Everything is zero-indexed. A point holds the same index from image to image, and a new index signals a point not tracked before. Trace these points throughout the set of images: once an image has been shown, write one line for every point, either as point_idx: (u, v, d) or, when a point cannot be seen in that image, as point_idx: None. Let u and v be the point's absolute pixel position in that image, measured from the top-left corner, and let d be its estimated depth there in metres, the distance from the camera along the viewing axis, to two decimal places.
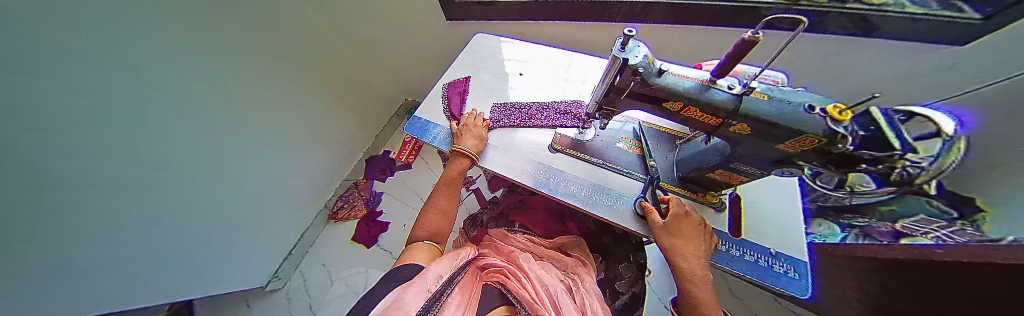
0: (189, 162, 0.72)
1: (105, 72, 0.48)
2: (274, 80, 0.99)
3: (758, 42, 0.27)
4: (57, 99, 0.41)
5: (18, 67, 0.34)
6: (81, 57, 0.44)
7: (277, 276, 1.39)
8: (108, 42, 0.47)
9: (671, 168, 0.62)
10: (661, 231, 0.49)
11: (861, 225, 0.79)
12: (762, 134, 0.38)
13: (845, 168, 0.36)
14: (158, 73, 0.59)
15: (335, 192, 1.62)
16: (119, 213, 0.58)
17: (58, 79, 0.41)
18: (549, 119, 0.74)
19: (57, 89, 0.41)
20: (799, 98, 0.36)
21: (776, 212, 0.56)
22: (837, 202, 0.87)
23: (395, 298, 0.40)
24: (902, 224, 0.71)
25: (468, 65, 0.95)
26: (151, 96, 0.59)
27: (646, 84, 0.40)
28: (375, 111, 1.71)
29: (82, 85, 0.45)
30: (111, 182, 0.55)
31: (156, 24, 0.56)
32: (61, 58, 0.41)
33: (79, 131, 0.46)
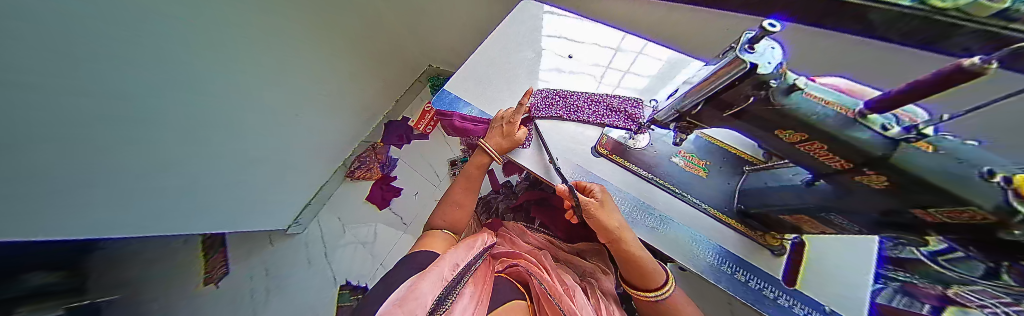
0: (189, 160, 0.71)
1: (103, 76, 0.43)
2: (295, 45, 0.88)
3: (951, 88, 0.18)
4: (37, 106, 0.37)
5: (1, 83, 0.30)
6: (80, 62, 0.39)
7: (296, 223, 1.48)
8: (110, 42, 0.41)
9: (730, 196, 0.55)
10: (610, 213, 0.49)
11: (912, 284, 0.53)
12: (904, 200, 0.29)
13: (1001, 255, 0.28)
14: (162, 78, 0.53)
15: (354, 152, 1.61)
16: (127, 176, 0.60)
17: (45, 86, 0.36)
18: (597, 116, 0.65)
19: (41, 95, 0.36)
20: (968, 155, 0.23)
21: (842, 267, 0.49)
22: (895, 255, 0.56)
23: (408, 289, 0.38)
24: None
25: (510, 37, 0.82)
26: (167, 74, 0.53)
27: (766, 103, 0.32)
28: (399, 76, 1.58)
29: (81, 90, 0.41)
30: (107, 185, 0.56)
31: (168, 23, 0.48)
32: (53, 66, 0.36)
33: (72, 135, 0.44)
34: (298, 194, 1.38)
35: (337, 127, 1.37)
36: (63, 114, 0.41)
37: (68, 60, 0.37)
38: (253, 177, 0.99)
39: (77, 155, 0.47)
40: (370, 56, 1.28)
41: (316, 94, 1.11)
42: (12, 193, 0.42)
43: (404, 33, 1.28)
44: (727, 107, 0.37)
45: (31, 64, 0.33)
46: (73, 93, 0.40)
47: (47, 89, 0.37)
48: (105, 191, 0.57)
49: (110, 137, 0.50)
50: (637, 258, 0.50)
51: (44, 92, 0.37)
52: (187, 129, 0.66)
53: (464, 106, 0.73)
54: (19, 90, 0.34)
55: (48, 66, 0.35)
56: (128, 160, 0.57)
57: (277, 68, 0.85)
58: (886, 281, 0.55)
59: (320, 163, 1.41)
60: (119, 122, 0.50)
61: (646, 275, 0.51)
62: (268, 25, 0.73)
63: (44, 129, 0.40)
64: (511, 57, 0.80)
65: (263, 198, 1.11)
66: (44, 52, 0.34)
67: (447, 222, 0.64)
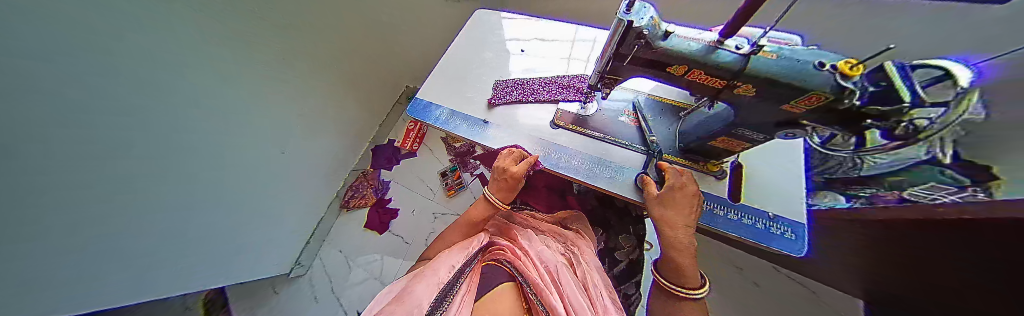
0: (185, 196, 0.73)
1: (119, 106, 0.48)
2: (280, 78, 0.97)
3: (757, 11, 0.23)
4: (75, 139, 0.42)
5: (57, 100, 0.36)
6: (105, 92, 0.45)
7: (299, 263, 1.47)
8: (123, 72, 0.47)
9: (672, 139, 0.63)
10: (654, 201, 0.48)
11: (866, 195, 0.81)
12: (774, 92, 0.37)
13: (847, 125, 0.37)
14: (159, 109, 0.57)
15: (345, 183, 1.64)
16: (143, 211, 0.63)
17: (82, 118, 0.42)
18: (551, 94, 0.74)
19: (81, 126, 0.42)
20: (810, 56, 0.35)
21: (772, 177, 0.58)
22: (847, 174, 0.88)
23: (403, 293, 0.42)
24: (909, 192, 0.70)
25: (471, 42, 0.92)
26: (162, 105, 0.58)
27: (649, 47, 0.39)
28: (380, 101, 1.68)
29: (110, 123, 0.48)
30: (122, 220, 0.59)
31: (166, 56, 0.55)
32: (88, 94, 0.42)
33: (99, 169, 0.49)
34: (297, 231, 1.38)
35: (325, 157, 1.42)
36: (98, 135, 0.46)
37: (96, 89, 0.43)
38: (246, 215, 0.98)
39: (102, 185, 0.51)
40: (350, 84, 1.38)
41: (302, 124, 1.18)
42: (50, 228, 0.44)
43: (380, 57, 1.42)
44: (624, 58, 0.44)
45: (76, 92, 0.40)
46: (99, 120, 0.46)
47: (85, 120, 0.43)
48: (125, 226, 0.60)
49: (125, 164, 0.54)
50: (668, 239, 0.45)
51: (84, 122, 0.43)
52: (186, 155, 0.69)
53: (437, 108, 0.79)
54: (69, 116, 0.40)
55: (84, 92, 0.41)
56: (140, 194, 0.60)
57: (263, 101, 0.92)
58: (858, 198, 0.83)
59: (313, 197, 1.43)
60: (131, 153, 0.54)
61: (686, 273, 0.43)
62: (258, 56, 0.82)
63: (70, 135, 0.41)
64: (473, 58, 0.88)
65: (264, 235, 1.12)
66: (94, 61, 0.40)
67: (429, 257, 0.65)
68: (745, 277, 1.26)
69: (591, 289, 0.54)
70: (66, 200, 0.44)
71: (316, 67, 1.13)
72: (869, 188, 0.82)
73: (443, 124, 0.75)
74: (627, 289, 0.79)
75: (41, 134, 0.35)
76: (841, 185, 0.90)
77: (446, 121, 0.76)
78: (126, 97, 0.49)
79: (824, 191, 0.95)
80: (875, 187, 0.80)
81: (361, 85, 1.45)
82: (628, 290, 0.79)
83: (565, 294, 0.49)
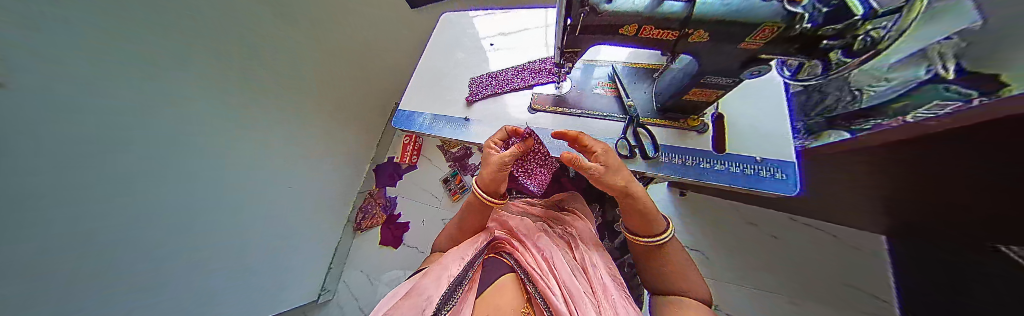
0: (212, 231, 0.77)
1: (126, 145, 0.51)
2: (282, 114, 1.02)
3: None
4: (79, 177, 0.44)
5: (47, 132, 0.37)
6: (108, 130, 0.47)
7: (325, 290, 1.52)
8: (120, 110, 0.49)
9: (649, 101, 0.64)
10: (608, 170, 0.40)
11: (871, 126, 0.74)
12: (726, 34, 0.37)
13: (808, 51, 0.37)
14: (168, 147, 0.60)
15: (354, 205, 1.68)
16: (176, 247, 0.66)
17: (84, 154, 0.44)
18: (526, 80, 0.76)
19: (86, 163, 0.44)
20: None
21: (755, 123, 0.58)
22: (849, 108, 0.82)
23: (415, 286, 0.42)
24: (914, 116, 0.62)
25: (443, 47, 0.94)
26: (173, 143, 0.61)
27: (595, 13, 0.39)
28: (374, 120, 1.73)
29: (122, 160, 0.50)
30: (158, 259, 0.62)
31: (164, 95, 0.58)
32: (84, 131, 0.43)
33: (117, 208, 0.51)
34: (317, 258, 1.42)
35: (333, 183, 1.47)
36: (112, 167, 0.49)
37: (97, 129, 0.45)
38: (267, 247, 1.01)
39: (126, 224, 0.53)
40: (344, 108, 1.43)
41: (306, 153, 1.24)
42: (83, 267, 0.46)
43: (365, 77, 1.47)
44: (575, 29, 0.44)
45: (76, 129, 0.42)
46: (109, 160, 0.48)
47: (91, 156, 0.45)
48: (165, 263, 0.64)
49: (141, 204, 0.56)
50: (641, 194, 0.42)
51: (90, 159, 0.45)
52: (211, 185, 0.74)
53: (420, 115, 0.81)
54: (71, 153, 0.42)
55: (82, 127, 0.43)
56: (169, 232, 0.64)
57: (270, 136, 0.97)
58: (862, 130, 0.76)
59: (328, 223, 1.48)
60: (149, 191, 0.58)
61: (651, 223, 0.43)
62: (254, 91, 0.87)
63: (59, 162, 0.40)
64: (447, 61, 0.90)
65: (287, 264, 1.16)
66: (84, 90, 0.42)
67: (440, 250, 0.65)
68: (762, 232, 1.24)
69: (588, 268, 0.54)
70: (50, 204, 0.39)
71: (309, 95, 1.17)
72: (875, 118, 0.73)
73: (428, 130, 0.77)
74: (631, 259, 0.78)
75: (41, 149, 0.37)
76: (843, 122, 0.84)
77: (430, 126, 0.78)
78: (131, 136, 0.51)
79: (827, 132, 0.90)
80: (881, 117, 0.71)
81: (354, 108, 1.49)
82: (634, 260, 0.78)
83: (562, 279, 0.48)
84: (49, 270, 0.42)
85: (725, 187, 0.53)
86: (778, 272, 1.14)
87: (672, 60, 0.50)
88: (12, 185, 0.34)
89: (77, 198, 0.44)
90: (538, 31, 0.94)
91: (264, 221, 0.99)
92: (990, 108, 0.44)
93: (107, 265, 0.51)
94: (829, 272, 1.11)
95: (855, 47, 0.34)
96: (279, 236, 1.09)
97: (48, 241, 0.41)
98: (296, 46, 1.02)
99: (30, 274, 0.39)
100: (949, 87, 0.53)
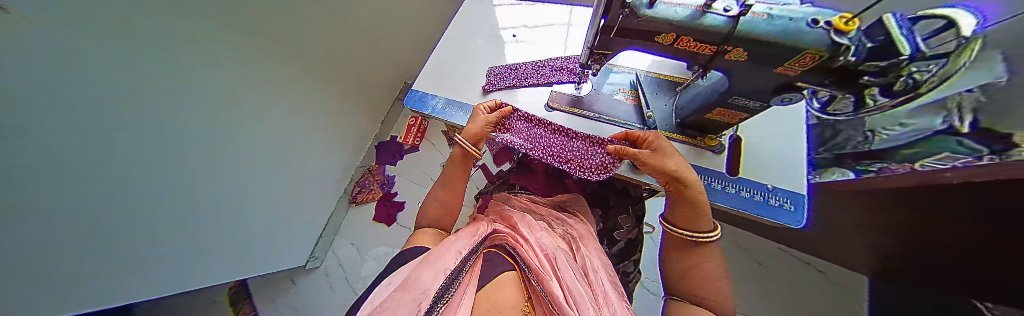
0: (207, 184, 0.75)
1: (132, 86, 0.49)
2: (285, 71, 0.99)
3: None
4: (87, 116, 0.42)
5: (60, 66, 0.36)
6: (115, 69, 0.45)
7: (313, 257, 1.51)
8: (126, 50, 0.47)
9: (670, 115, 0.63)
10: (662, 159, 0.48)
11: (876, 169, 0.77)
12: (763, 56, 0.37)
13: (847, 84, 0.36)
14: (168, 94, 0.57)
15: (352, 179, 1.66)
16: (170, 197, 0.65)
17: (93, 93, 0.42)
18: (546, 77, 0.75)
19: (94, 102, 0.43)
20: (801, 12, 0.33)
21: (773, 151, 0.58)
22: (858, 148, 0.84)
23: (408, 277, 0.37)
24: (923, 164, 0.64)
25: (464, 31, 0.91)
26: (174, 89, 0.59)
27: (635, 16, 0.37)
28: (382, 97, 1.70)
29: (126, 101, 0.49)
30: (150, 206, 0.60)
31: (167, 38, 0.55)
32: (97, 67, 0.42)
33: (117, 151, 0.50)
34: (310, 226, 1.42)
35: (334, 155, 1.46)
36: (112, 153, 0.49)
37: (107, 67, 0.43)
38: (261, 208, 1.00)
39: (125, 166, 0.52)
40: (354, 80, 1.40)
41: (310, 122, 1.21)
42: (82, 206, 0.46)
43: (371, 53, 1.42)
44: (610, 30, 0.42)
45: (89, 66, 0.40)
46: (115, 100, 0.47)
47: (99, 94, 0.43)
48: (158, 211, 0.62)
49: (140, 148, 0.55)
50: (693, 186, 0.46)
51: (99, 97, 0.43)
52: (207, 136, 0.72)
53: (433, 97, 0.79)
54: (80, 91, 0.40)
55: (96, 65, 0.42)
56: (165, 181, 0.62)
57: (269, 94, 0.93)
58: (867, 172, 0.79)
59: (322, 195, 1.46)
60: (149, 137, 0.56)
61: (697, 218, 0.45)
62: (256, 43, 0.83)
63: (72, 96, 0.39)
64: (466, 46, 0.88)
65: (280, 228, 1.15)
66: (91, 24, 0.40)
67: (430, 220, 0.60)
68: (751, 257, 1.29)
69: (591, 272, 0.53)
70: (54, 136, 0.38)
71: (319, 60, 1.15)
72: (880, 162, 0.77)
73: (439, 114, 0.76)
74: (626, 268, 0.79)
75: (54, 134, 0.38)
76: (851, 161, 0.86)
77: (442, 111, 0.76)
78: (135, 76, 0.49)
79: (833, 168, 0.92)
80: (886, 162, 0.75)
81: (362, 80, 1.46)
82: (627, 269, 0.79)
83: (565, 280, 0.46)
84: (57, 205, 0.41)
85: (733, 210, 0.53)
86: (765, 298, 1.21)
87: (702, 75, 0.49)
88: (14, 189, 0.34)
89: (77, 195, 0.44)
90: (562, 28, 0.92)
91: (254, 180, 0.95)
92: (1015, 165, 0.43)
93: (95, 243, 0.50)
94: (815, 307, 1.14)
95: (897, 85, 0.32)
96: (276, 199, 1.08)
97: (51, 235, 0.42)
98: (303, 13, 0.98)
99: (24, 250, 0.38)
100: (964, 142, 0.55)
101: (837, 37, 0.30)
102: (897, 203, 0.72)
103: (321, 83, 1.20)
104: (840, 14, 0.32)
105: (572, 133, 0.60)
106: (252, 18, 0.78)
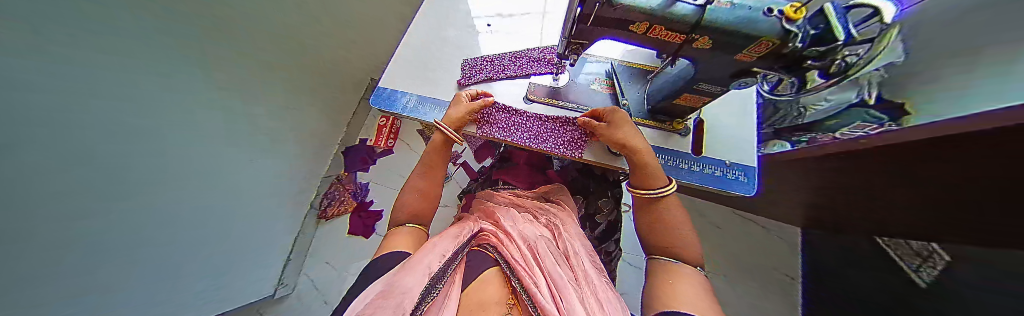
0: (157, 216, 0.63)
1: (87, 109, 0.41)
2: (250, 76, 0.86)
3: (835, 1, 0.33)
4: (42, 150, 0.35)
5: (26, 96, 0.30)
6: (75, 91, 0.38)
7: (283, 283, 1.33)
8: (89, 66, 0.39)
9: (642, 102, 0.66)
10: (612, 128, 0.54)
11: (807, 140, 0.89)
12: (722, 45, 0.39)
13: (794, 68, 0.40)
14: (125, 112, 0.48)
15: (318, 191, 1.49)
16: (113, 238, 0.53)
17: (51, 123, 0.35)
18: (523, 69, 0.73)
19: (49, 133, 0.36)
20: (759, 1, 0.36)
21: (729, 130, 0.64)
22: (793, 123, 0.98)
23: (388, 285, 0.32)
24: (843, 133, 0.76)
25: (431, 19, 0.84)
26: (130, 106, 0.49)
27: (610, 5, 0.37)
28: (346, 97, 1.53)
29: (81, 127, 0.41)
30: (92, 250, 0.50)
31: (131, 48, 0.46)
32: (56, 91, 0.35)
33: (67, 188, 0.41)
34: (277, 250, 1.26)
35: (301, 166, 1.30)
36: (62, 191, 0.41)
37: (64, 90, 0.36)
38: (219, 236, 0.86)
39: (72, 205, 0.43)
40: (316, 80, 1.25)
41: (274, 133, 1.05)
42: (25, 259, 0.37)
43: (337, 51, 1.29)
44: (586, 19, 0.42)
45: (49, 91, 0.34)
46: (69, 127, 0.39)
47: (55, 123, 0.36)
48: (100, 255, 0.51)
49: (90, 181, 0.45)
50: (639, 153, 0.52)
51: (53, 126, 0.36)
52: (162, 159, 0.60)
53: (404, 94, 0.73)
54: (38, 122, 0.33)
55: (56, 90, 0.35)
56: (111, 219, 0.52)
57: (235, 102, 0.81)
58: (799, 144, 0.92)
59: (289, 212, 1.30)
60: (100, 167, 0.46)
61: (648, 177, 0.50)
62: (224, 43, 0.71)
63: (32, 130, 0.33)
64: (436, 36, 0.81)
65: (242, 255, 1.00)
66: (60, 42, 0.33)
67: (409, 213, 0.53)
68: (711, 223, 1.45)
69: (571, 257, 0.53)
70: (12, 178, 0.32)
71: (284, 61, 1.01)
72: (810, 134, 0.90)
73: (411, 114, 0.70)
74: (609, 247, 0.84)
75: (9, 177, 0.31)
76: (788, 133, 0.99)
77: (414, 110, 0.71)
78: (94, 96, 0.41)
79: (774, 140, 1.04)
80: (814, 133, 0.88)
81: (325, 80, 1.30)
82: (609, 248, 0.84)
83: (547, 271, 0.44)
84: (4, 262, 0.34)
85: (698, 186, 0.58)
86: (726, 259, 1.38)
87: (670, 63, 0.51)
88: None
89: (23, 245, 0.36)
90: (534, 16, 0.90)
91: (214, 206, 0.82)
92: (911, 131, 0.55)
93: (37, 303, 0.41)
94: (762, 259, 1.38)
95: (832, 65, 0.37)
96: (238, 224, 0.94)
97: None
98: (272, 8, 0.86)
99: None
100: (871, 112, 0.70)
101: (787, 25, 0.33)
102: (822, 169, 0.84)
103: (288, 85, 1.06)
104: (791, 3, 0.35)
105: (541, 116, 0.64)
106: (214, 12, 0.66)
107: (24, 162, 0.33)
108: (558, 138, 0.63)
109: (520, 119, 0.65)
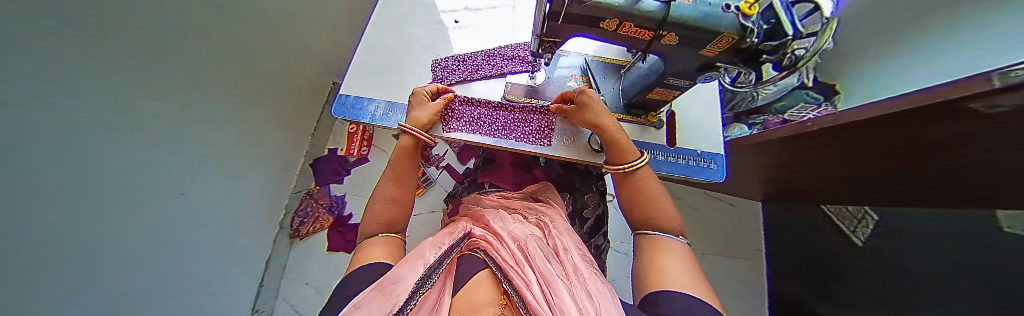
0: (115, 256, 0.54)
1: (43, 141, 0.36)
2: (218, 91, 0.77)
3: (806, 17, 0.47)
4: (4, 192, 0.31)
5: None
6: (35, 122, 0.34)
7: (258, 310, 1.18)
8: (50, 94, 0.35)
9: (617, 97, 0.67)
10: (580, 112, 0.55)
11: (761, 122, 1.03)
12: (687, 43, 0.41)
13: (751, 62, 0.42)
14: (78, 142, 0.42)
15: (288, 210, 1.34)
16: (74, 286, 0.46)
17: (15, 160, 0.31)
18: (497, 68, 0.71)
19: (13, 172, 0.31)
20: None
21: (698, 120, 0.67)
22: (748, 107, 1.12)
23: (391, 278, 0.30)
24: (789, 114, 0.95)
25: (393, 16, 0.77)
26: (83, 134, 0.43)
27: (578, 1, 0.36)
28: (310, 104, 1.40)
29: (38, 162, 0.35)
30: (57, 302, 0.43)
31: (90, 70, 0.41)
32: (20, 124, 0.31)
33: (28, 234, 0.36)
34: (253, 278, 1.14)
35: (272, 183, 1.19)
36: (25, 236, 0.36)
37: (27, 123, 0.32)
38: (188, 271, 0.77)
39: (32, 253, 0.37)
40: (282, 89, 1.14)
41: (242, 152, 0.94)
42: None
43: (301, 56, 1.18)
44: (557, 16, 0.40)
45: (14, 124, 0.30)
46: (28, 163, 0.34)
47: (19, 160, 0.32)
48: (65, 305, 0.45)
49: (48, 223, 0.40)
50: (609, 135, 0.51)
51: (17, 164, 0.32)
52: (116, 191, 0.52)
53: (371, 100, 0.67)
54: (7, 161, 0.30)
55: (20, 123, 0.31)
56: (67, 267, 0.44)
57: (203, 121, 0.73)
58: (755, 127, 1.04)
59: (261, 237, 1.17)
60: (54, 207, 0.40)
61: (622, 153, 0.50)
62: (188, 56, 0.63)
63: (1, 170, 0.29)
64: (400, 35, 0.76)
65: (217, 288, 0.90)
66: (22, 71, 0.29)
67: (382, 222, 0.44)
68: (687, 204, 1.56)
69: (560, 252, 0.50)
70: None
71: (252, 71, 0.92)
72: (762, 116, 1.06)
73: (381, 122, 0.65)
74: (598, 241, 0.86)
75: None
76: (744, 117, 1.13)
77: (384, 118, 0.65)
78: (52, 126, 0.36)
79: (734, 124, 1.15)
80: (766, 115, 1.05)
81: (289, 88, 1.19)
82: (598, 241, 0.86)
83: (536, 267, 0.40)
84: None
85: (674, 176, 0.61)
86: (703, 236, 1.50)
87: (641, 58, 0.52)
88: None
89: None
90: None
91: (180, 239, 0.72)
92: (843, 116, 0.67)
93: None
94: (732, 232, 1.52)
95: (784, 58, 0.39)
96: (207, 255, 0.84)
97: None
98: (241, 14, 0.78)
99: None
100: (810, 94, 0.99)
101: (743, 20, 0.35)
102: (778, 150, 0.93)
103: (254, 97, 0.96)
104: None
105: (505, 104, 0.64)
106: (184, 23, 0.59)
107: (26, 172, 0.34)
108: (525, 127, 0.63)
109: (484, 111, 0.65)
